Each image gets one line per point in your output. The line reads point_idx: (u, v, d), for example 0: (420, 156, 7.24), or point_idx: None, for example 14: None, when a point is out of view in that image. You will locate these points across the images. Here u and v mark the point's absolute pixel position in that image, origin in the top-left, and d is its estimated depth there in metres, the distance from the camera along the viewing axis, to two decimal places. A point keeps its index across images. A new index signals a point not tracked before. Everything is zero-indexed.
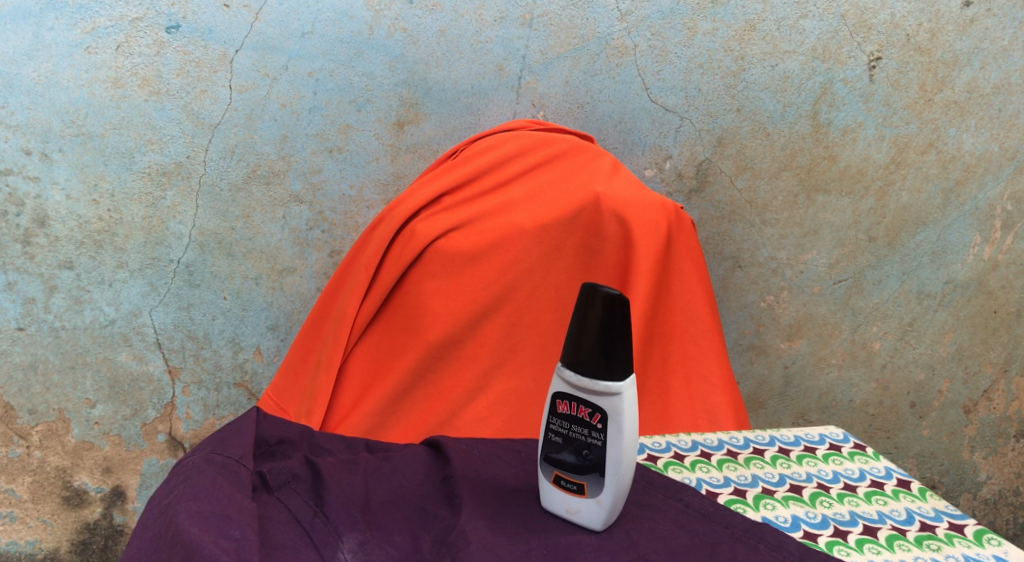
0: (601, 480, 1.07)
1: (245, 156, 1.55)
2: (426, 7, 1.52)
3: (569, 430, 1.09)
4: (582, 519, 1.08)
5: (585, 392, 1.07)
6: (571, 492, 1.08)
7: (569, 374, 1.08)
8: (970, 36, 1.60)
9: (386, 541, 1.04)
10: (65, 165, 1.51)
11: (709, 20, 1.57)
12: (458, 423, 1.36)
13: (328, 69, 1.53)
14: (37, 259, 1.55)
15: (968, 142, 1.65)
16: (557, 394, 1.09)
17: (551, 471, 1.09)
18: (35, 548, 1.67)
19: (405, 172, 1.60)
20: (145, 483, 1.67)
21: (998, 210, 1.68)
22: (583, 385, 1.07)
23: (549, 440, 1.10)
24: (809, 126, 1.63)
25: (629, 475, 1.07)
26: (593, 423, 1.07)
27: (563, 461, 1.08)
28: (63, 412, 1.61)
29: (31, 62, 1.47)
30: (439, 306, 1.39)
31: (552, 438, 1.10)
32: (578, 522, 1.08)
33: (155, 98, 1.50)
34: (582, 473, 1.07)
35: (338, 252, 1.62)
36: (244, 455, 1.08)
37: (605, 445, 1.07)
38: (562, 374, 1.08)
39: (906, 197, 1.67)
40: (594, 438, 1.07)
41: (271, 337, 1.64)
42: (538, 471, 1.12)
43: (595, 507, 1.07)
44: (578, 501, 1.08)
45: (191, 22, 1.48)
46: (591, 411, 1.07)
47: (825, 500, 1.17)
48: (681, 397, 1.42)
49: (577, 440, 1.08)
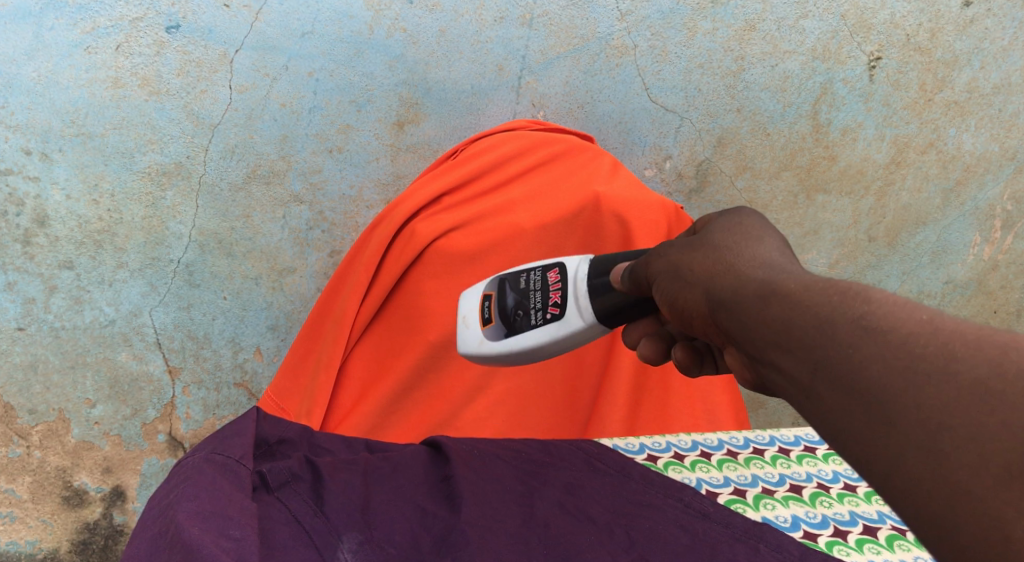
0: (505, 345, 1.22)
1: (245, 156, 1.54)
2: (426, 7, 1.51)
3: (533, 293, 1.22)
4: (462, 330, 1.27)
5: (586, 302, 1.18)
6: (481, 308, 1.25)
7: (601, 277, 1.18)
8: (970, 36, 1.63)
9: (386, 540, 1.03)
10: (65, 165, 1.49)
11: (709, 20, 1.57)
12: (459, 423, 1.39)
13: (328, 69, 1.51)
14: (37, 259, 1.53)
15: (968, 142, 1.71)
16: (559, 268, 1.22)
17: (496, 282, 1.27)
18: (35, 548, 1.70)
19: (405, 171, 1.61)
20: (145, 482, 1.71)
21: (998, 209, 1.77)
22: (574, 285, 1.20)
23: (519, 286, 1.24)
24: (809, 126, 1.66)
25: (512, 355, 1.22)
26: (550, 306, 1.20)
27: (503, 299, 1.24)
28: (63, 412, 1.62)
29: (30, 62, 1.43)
30: (439, 306, 1.39)
31: (521, 288, 1.23)
32: (466, 348, 1.25)
33: (155, 98, 1.48)
34: (503, 334, 1.23)
35: (338, 251, 1.63)
36: (244, 455, 1.06)
37: (538, 334, 1.20)
38: (617, 267, 1.16)
39: (906, 197, 1.74)
40: (534, 317, 1.21)
41: (271, 337, 1.66)
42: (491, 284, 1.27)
43: (477, 332, 1.25)
44: (476, 320, 1.26)
45: (191, 22, 1.46)
46: (557, 301, 1.20)
47: (826, 500, 1.20)
48: (682, 397, 1.44)
49: (528, 302, 1.22)
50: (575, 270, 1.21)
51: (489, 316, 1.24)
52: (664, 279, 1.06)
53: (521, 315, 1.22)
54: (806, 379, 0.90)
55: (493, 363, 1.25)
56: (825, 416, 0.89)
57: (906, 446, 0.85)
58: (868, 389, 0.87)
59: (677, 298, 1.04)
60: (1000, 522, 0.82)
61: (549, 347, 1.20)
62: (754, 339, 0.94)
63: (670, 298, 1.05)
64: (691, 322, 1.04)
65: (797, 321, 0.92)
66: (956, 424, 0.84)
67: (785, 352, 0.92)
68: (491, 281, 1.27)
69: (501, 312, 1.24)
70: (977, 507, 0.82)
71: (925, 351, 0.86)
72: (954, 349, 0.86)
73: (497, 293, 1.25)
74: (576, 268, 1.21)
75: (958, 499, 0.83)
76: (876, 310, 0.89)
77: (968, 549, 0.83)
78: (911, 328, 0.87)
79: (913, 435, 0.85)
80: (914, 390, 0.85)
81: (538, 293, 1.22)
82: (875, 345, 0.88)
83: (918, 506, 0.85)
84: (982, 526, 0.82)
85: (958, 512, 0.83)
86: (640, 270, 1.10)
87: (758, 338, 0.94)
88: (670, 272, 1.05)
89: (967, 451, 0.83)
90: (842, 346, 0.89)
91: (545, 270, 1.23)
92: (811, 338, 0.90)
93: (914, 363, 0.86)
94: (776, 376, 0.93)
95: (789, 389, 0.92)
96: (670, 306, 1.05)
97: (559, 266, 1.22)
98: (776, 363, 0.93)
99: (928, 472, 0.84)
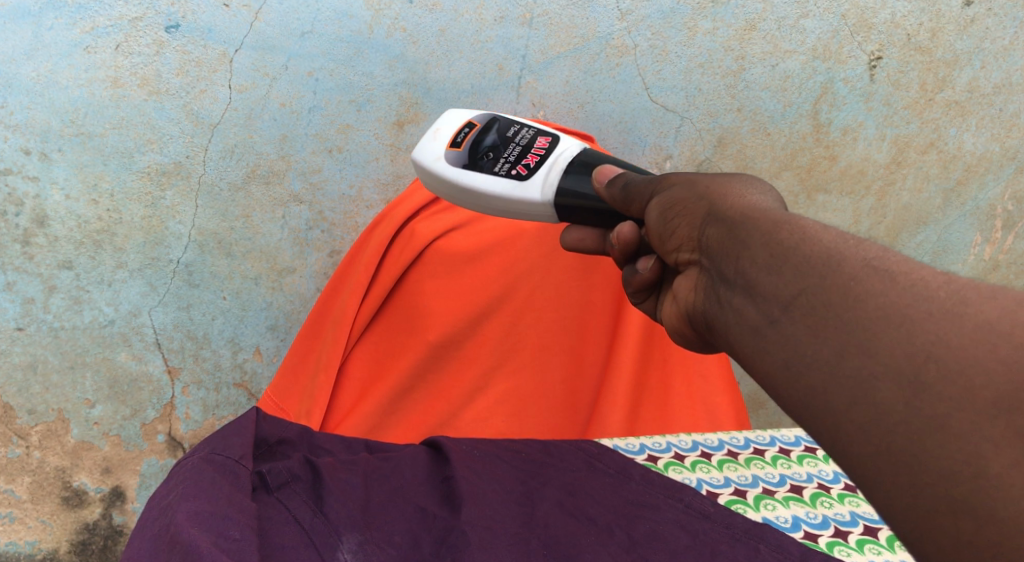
0: (458, 176, 1.10)
1: (245, 156, 1.53)
2: (426, 7, 1.50)
3: (513, 144, 1.10)
4: (429, 144, 1.14)
5: (557, 179, 1.07)
6: (459, 130, 1.13)
7: (582, 171, 1.07)
8: (970, 36, 1.65)
9: (386, 541, 1.02)
10: (64, 165, 1.48)
11: (709, 20, 1.57)
12: (458, 423, 1.39)
13: (327, 68, 1.51)
14: (37, 259, 1.52)
15: (968, 142, 1.73)
16: (556, 140, 1.10)
17: (484, 117, 1.14)
18: (35, 548, 1.70)
19: (405, 171, 1.61)
20: (145, 483, 1.70)
21: (999, 210, 1.80)
22: (558, 163, 1.08)
23: (506, 130, 1.12)
24: (810, 125, 1.68)
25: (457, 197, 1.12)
26: (518, 168, 1.09)
27: (484, 134, 1.12)
28: (63, 412, 1.61)
29: (30, 61, 1.42)
30: (439, 307, 1.38)
31: (505, 134, 1.11)
32: (422, 159, 1.13)
33: (155, 98, 1.47)
34: (462, 162, 1.11)
35: (338, 251, 1.63)
36: (244, 455, 1.05)
37: (493, 181, 1.09)
38: (605, 169, 1.05)
39: (907, 197, 1.77)
40: (499, 167, 1.09)
41: (271, 337, 1.66)
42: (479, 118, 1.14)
43: (440, 155, 1.12)
44: (447, 138, 1.13)
45: (190, 22, 1.45)
46: (529, 167, 1.08)
47: (826, 500, 1.21)
48: (681, 397, 1.44)
49: (501, 149, 1.10)
50: (565, 149, 1.09)
51: (460, 141, 1.12)
52: (665, 193, 0.97)
53: (490, 156, 1.10)
54: (786, 300, 0.82)
55: (437, 186, 1.13)
56: (791, 337, 0.81)
57: (880, 376, 0.76)
58: (858, 318, 0.78)
59: (673, 213, 0.96)
60: (976, 460, 0.73)
61: (496, 199, 1.09)
62: (743, 261, 0.87)
63: (665, 212, 0.96)
64: (678, 240, 0.96)
65: (800, 248, 0.83)
66: (947, 359, 0.75)
67: (773, 274, 0.84)
68: (484, 113, 1.14)
69: (474, 143, 1.12)
70: (951, 444, 0.74)
71: (934, 292, 0.77)
72: (965, 294, 0.76)
73: (482, 126, 1.13)
74: (567, 148, 1.09)
75: (931, 435, 0.74)
76: (889, 252, 0.81)
77: (931, 487, 0.74)
78: (925, 274, 0.78)
79: (895, 364, 0.76)
80: (910, 326, 0.76)
81: (518, 147, 1.10)
82: (880, 279, 0.79)
83: (879, 439, 0.76)
84: (952, 464, 0.73)
85: (925, 449, 0.74)
86: (636, 181, 1.00)
87: (747, 259, 0.86)
88: (674, 187, 0.97)
89: (952, 386, 0.74)
90: (840, 274, 0.80)
91: (538, 133, 1.11)
92: (809, 263, 0.82)
93: (918, 301, 0.77)
94: (750, 297, 0.85)
95: (760, 309, 0.84)
96: (661, 221, 0.97)
97: (553, 137, 1.10)
98: (755, 283, 0.85)
99: (901, 405, 0.75)
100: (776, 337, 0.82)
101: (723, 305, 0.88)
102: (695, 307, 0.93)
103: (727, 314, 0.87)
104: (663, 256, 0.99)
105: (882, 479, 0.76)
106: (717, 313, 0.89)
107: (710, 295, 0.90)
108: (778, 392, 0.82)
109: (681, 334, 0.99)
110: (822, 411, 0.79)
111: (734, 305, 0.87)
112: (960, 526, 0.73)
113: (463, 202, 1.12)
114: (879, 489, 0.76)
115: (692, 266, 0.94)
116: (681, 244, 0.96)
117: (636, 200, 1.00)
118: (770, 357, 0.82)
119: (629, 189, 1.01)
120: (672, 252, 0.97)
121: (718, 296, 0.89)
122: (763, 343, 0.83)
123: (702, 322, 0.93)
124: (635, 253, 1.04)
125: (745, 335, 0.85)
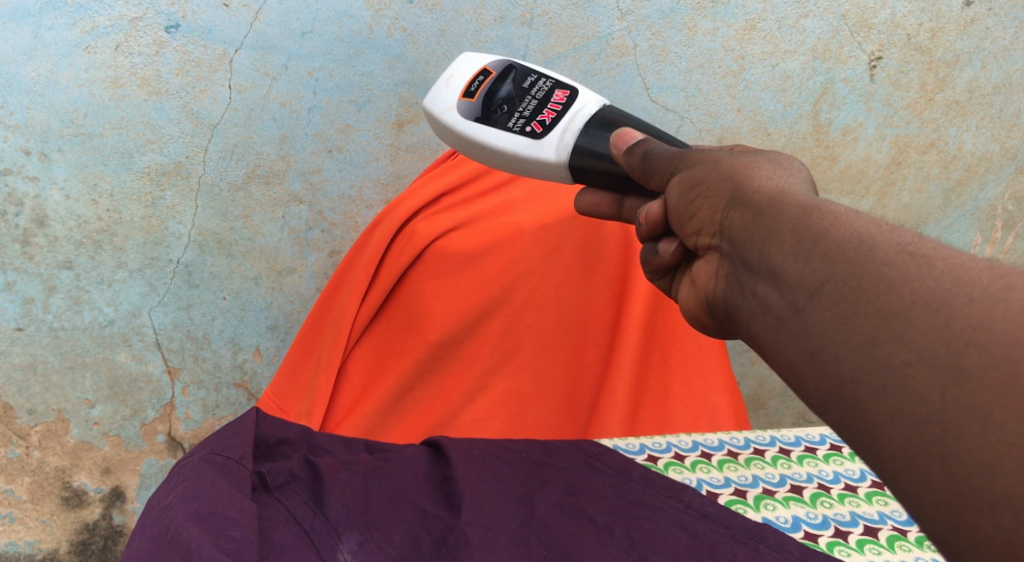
0: (469, 129, 1.09)
1: (245, 156, 1.53)
2: (426, 7, 1.50)
3: (530, 98, 1.08)
4: (441, 91, 1.12)
5: (572, 139, 1.05)
6: (473, 78, 1.11)
7: (600, 131, 1.04)
8: (970, 36, 1.66)
9: (386, 541, 1.01)
10: (64, 165, 1.47)
11: (709, 20, 1.58)
12: (458, 423, 1.38)
13: (327, 68, 1.51)
14: (37, 259, 1.52)
15: (968, 142, 1.75)
16: (575, 94, 1.08)
17: (501, 64, 1.11)
18: (34, 548, 1.69)
19: (405, 172, 1.61)
20: (145, 483, 1.71)
21: (999, 210, 1.82)
22: (573, 120, 1.06)
23: (522, 81, 1.10)
24: (810, 126, 1.68)
25: (471, 153, 1.11)
26: (533, 123, 1.07)
27: (499, 84, 1.10)
28: (63, 413, 1.61)
29: (29, 61, 1.41)
30: (442, 306, 1.38)
31: (522, 86, 1.09)
32: (433, 108, 1.11)
33: (155, 98, 1.46)
34: (475, 115, 1.09)
35: (338, 251, 1.64)
36: (244, 456, 1.05)
37: (505, 137, 1.07)
38: (625, 133, 1.01)
39: (906, 197, 1.78)
40: (512, 124, 1.08)
41: (271, 337, 1.67)
42: (495, 67, 1.11)
43: (452, 106, 1.10)
44: (459, 86, 1.11)
45: (190, 22, 1.44)
46: (543, 123, 1.06)
47: (826, 500, 1.21)
48: (682, 398, 1.44)
49: (516, 104, 1.08)
50: (582, 107, 1.06)
51: (473, 90, 1.10)
52: (687, 171, 0.93)
53: (504, 109, 1.09)
54: (813, 288, 0.78)
55: (448, 136, 1.12)
56: (817, 326, 0.77)
57: (917, 363, 0.72)
58: (891, 305, 0.74)
59: (694, 194, 0.92)
60: (1015, 453, 0.68)
61: (508, 156, 1.08)
62: (768, 247, 0.82)
63: (686, 192, 0.93)
64: (699, 223, 0.92)
65: (830, 233, 0.79)
66: (991, 344, 0.70)
67: (800, 261, 0.80)
68: (501, 60, 1.12)
69: (488, 93, 1.10)
70: (989, 434, 0.69)
71: (976, 278, 0.73)
72: (1011, 279, 0.72)
73: (498, 74, 1.10)
74: (585, 105, 1.06)
75: (967, 425, 0.70)
76: (926, 238, 0.76)
77: (965, 482, 0.69)
78: (966, 261, 0.74)
79: (933, 351, 0.72)
80: (948, 311, 0.72)
81: (534, 101, 1.08)
82: (916, 265, 0.75)
83: (910, 431, 0.71)
84: (991, 456, 0.69)
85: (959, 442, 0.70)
86: (655, 153, 0.97)
87: (773, 245, 0.82)
88: (697, 166, 0.93)
89: (995, 372, 0.69)
90: (872, 261, 0.76)
91: (556, 85, 1.09)
92: (839, 249, 0.78)
93: (958, 287, 0.73)
94: (774, 285, 0.81)
95: (785, 297, 0.80)
96: (682, 200, 0.93)
97: (571, 90, 1.08)
98: (780, 270, 0.81)
99: (937, 394, 0.71)
100: (801, 326, 0.78)
101: (745, 293, 0.84)
102: (715, 295, 0.90)
103: (750, 302, 0.84)
104: (683, 240, 0.96)
105: (913, 472, 0.71)
106: (739, 300, 0.85)
107: (732, 282, 0.86)
108: (802, 386, 0.78)
109: (699, 321, 0.96)
110: (851, 403, 0.74)
111: (757, 293, 0.83)
112: (998, 526, 0.68)
113: (475, 156, 1.11)
114: (907, 483, 0.72)
115: (712, 252, 0.91)
116: (702, 227, 0.92)
117: (657, 174, 0.97)
118: (794, 346, 0.79)
119: (649, 160, 0.97)
120: (693, 235, 0.94)
121: (740, 284, 0.85)
122: (786, 332, 0.79)
123: (721, 309, 0.89)
124: (659, 233, 0.99)
125: (768, 324, 0.82)
